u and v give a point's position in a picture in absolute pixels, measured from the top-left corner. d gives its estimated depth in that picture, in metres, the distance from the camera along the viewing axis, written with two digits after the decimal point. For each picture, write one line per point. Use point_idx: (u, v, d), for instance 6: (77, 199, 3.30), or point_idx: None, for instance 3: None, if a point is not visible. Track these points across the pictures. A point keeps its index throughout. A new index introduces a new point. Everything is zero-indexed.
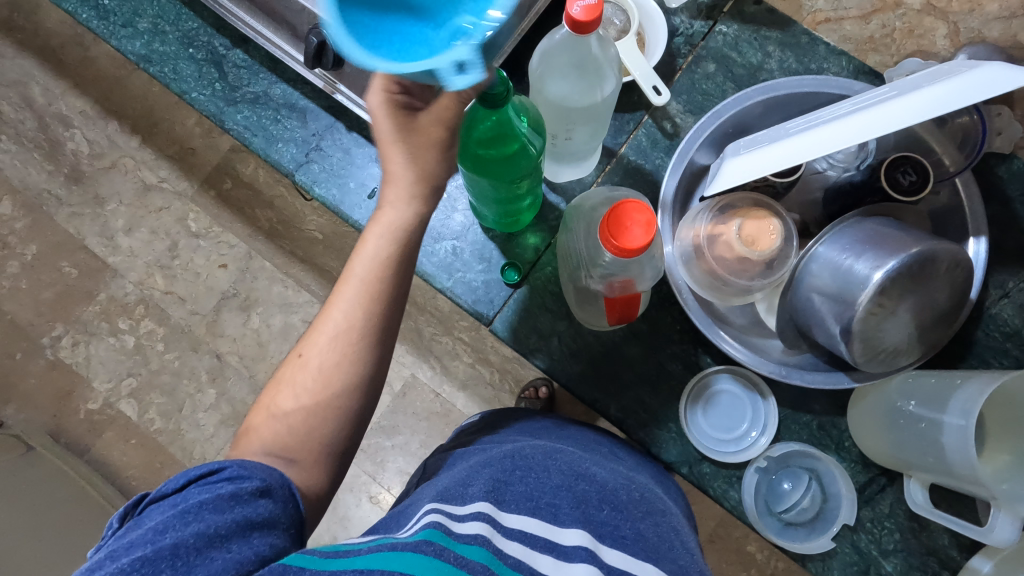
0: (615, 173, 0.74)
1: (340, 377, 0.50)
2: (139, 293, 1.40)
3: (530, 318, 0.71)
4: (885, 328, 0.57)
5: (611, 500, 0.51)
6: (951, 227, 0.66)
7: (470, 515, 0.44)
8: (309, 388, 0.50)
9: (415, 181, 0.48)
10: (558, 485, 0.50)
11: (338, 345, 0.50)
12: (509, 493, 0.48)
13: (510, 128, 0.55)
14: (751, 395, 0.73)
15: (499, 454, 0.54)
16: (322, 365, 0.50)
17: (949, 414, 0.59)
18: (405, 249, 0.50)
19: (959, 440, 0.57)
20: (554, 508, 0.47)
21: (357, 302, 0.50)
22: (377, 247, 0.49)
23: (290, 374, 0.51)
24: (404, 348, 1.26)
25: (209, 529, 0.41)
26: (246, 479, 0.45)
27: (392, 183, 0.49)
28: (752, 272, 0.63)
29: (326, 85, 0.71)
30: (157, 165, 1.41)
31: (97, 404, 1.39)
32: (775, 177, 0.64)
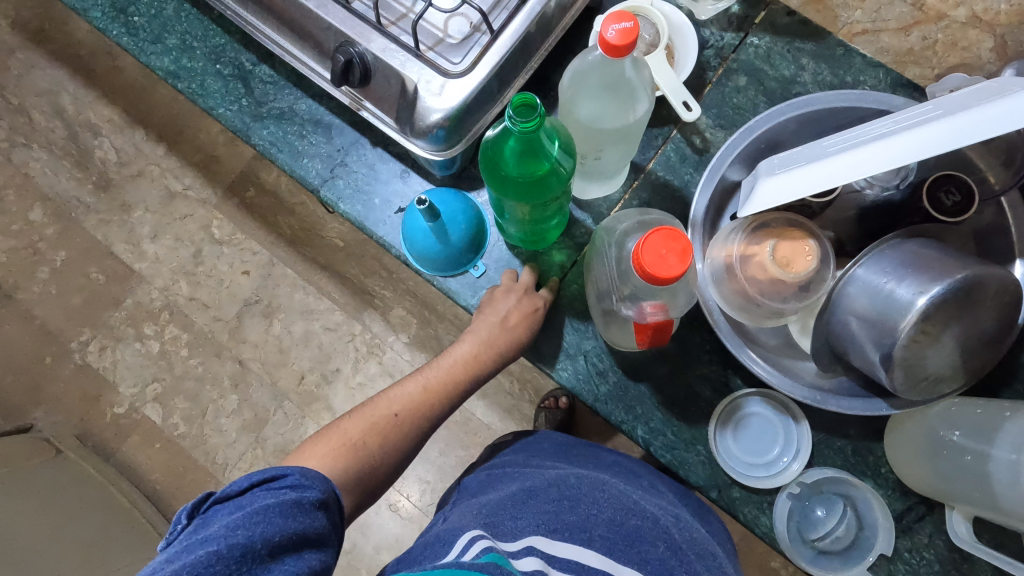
0: (643, 189, 0.72)
1: (394, 443, 0.62)
2: (164, 299, 1.43)
3: (555, 336, 0.70)
4: (928, 355, 0.55)
5: (665, 538, 0.52)
6: (995, 248, 0.63)
7: (524, 551, 0.46)
8: (391, 430, 0.63)
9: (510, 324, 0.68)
10: (609, 519, 0.52)
11: (406, 420, 0.64)
12: (560, 523, 0.50)
13: (539, 149, 0.54)
14: (783, 418, 0.71)
15: (545, 482, 0.56)
16: (388, 419, 0.63)
17: (998, 448, 0.58)
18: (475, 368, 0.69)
19: (1011, 475, 0.57)
20: (607, 541, 0.49)
21: (436, 393, 0.66)
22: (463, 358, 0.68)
23: (359, 418, 0.62)
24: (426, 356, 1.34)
25: (273, 537, 0.44)
26: (308, 489, 0.49)
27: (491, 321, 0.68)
28: (786, 293, 0.61)
29: (352, 103, 0.70)
30: (182, 173, 1.43)
31: (123, 408, 1.41)
32: (810, 198, 0.63)
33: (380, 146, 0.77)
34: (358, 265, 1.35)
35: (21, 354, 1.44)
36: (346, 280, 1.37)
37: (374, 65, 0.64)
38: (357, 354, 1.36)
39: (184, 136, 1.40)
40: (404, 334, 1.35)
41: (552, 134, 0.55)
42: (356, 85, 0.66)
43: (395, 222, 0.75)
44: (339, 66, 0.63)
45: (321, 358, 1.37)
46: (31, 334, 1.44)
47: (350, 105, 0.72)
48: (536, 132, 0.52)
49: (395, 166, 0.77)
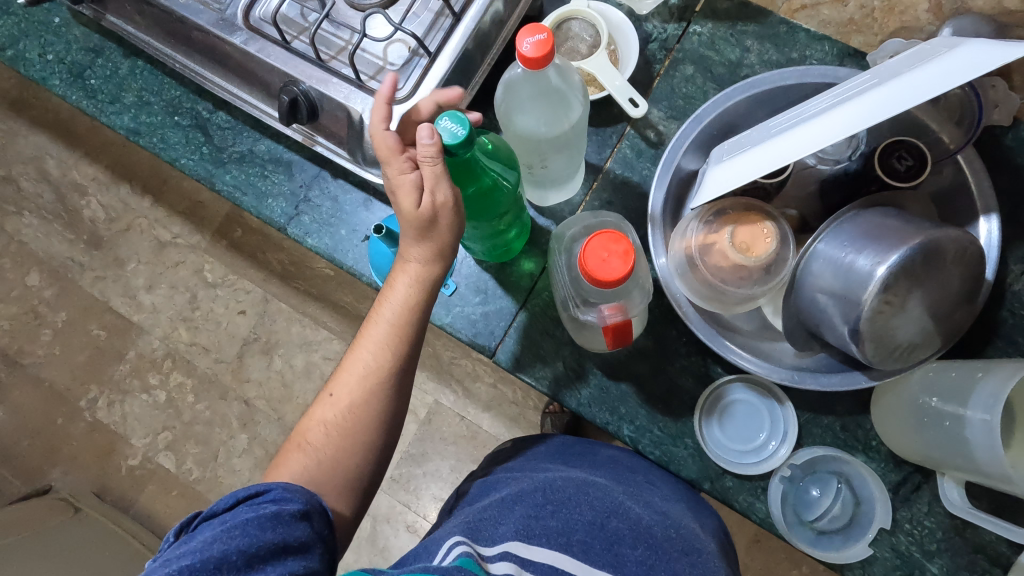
0: (603, 190, 0.73)
1: (366, 413, 0.56)
2: (165, 347, 1.45)
3: (532, 344, 0.71)
4: (896, 324, 0.54)
5: (646, 539, 0.53)
6: (959, 208, 0.63)
7: (498, 555, 0.48)
8: (336, 422, 0.56)
9: (438, 244, 0.54)
10: (591, 522, 0.53)
11: (365, 386, 0.56)
12: (540, 528, 0.51)
13: (476, 167, 0.53)
14: (767, 402, 0.69)
15: (532, 486, 0.57)
16: (346, 398, 0.56)
17: (972, 409, 0.56)
18: (428, 296, 0.57)
19: (986, 436, 0.54)
20: (585, 546, 0.50)
21: (387, 341, 0.56)
22: (404, 294, 0.56)
23: (318, 410, 0.57)
24: (426, 375, 1.40)
25: (249, 549, 0.45)
26: (290, 502, 0.49)
27: (416, 243, 0.54)
28: (750, 279, 0.60)
29: (304, 139, 0.72)
30: (170, 222, 1.46)
31: (137, 460, 1.43)
32: (763, 179, 0.62)
33: (341, 176, 0.77)
34: (351, 292, 1.37)
35: (32, 417, 1.46)
36: (339, 308, 1.39)
37: (318, 100, 0.65)
38: None
39: (168, 185, 1.44)
40: None
41: (487, 148, 0.54)
42: (305, 122, 0.67)
43: (363, 250, 0.76)
44: (285, 105, 0.64)
45: None
46: (40, 396, 1.46)
47: (303, 141, 0.73)
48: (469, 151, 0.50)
49: (358, 196, 0.77)
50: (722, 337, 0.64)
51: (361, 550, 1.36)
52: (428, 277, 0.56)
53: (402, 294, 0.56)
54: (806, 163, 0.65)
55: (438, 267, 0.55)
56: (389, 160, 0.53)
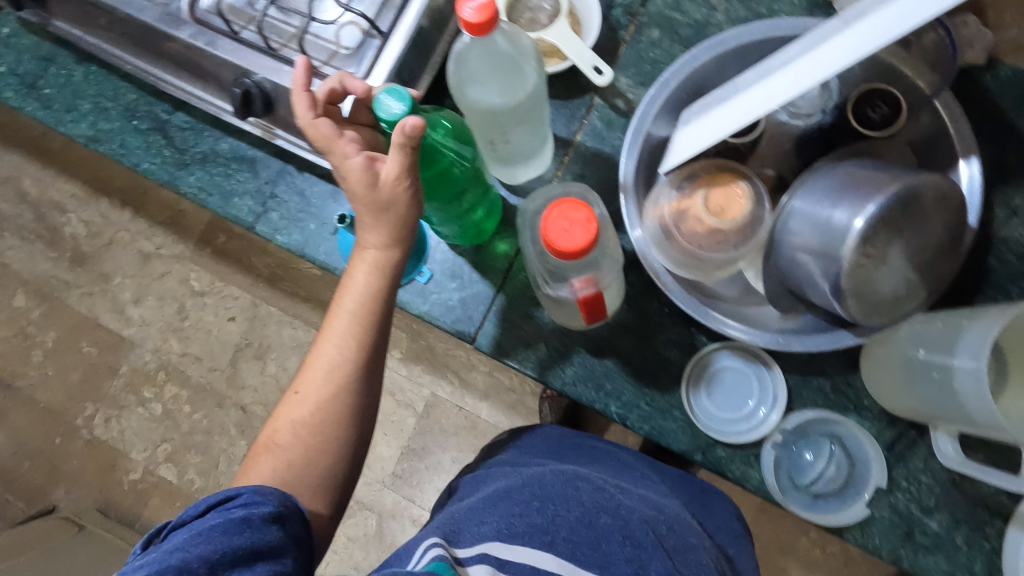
0: (574, 164, 0.71)
1: (336, 407, 0.54)
2: (157, 359, 1.44)
3: (513, 327, 0.70)
4: (878, 277, 0.52)
5: (636, 536, 0.51)
6: (939, 156, 0.61)
7: (475, 558, 0.49)
8: (305, 420, 0.54)
9: (396, 226, 0.52)
10: (578, 519, 0.51)
11: (332, 381, 0.55)
12: (524, 526, 0.50)
13: (429, 143, 0.52)
14: (755, 368, 0.67)
15: (518, 483, 0.56)
16: (313, 395, 0.54)
17: (959, 358, 0.54)
18: (389, 283, 0.55)
19: (974, 384, 0.53)
20: (571, 544, 0.49)
21: (351, 333, 0.55)
22: (365, 283, 0.54)
23: (286, 410, 0.55)
24: (422, 368, 1.40)
25: (214, 556, 0.44)
26: (260, 505, 0.48)
27: (373, 229, 0.52)
28: (728, 243, 0.58)
29: (263, 132, 0.71)
30: (152, 233, 1.44)
31: (138, 474, 1.42)
32: (733, 139, 0.61)
33: (307, 170, 0.75)
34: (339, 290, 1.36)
35: (30, 439, 1.45)
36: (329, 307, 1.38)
37: (273, 92, 0.63)
38: None
39: (148, 196, 1.42)
40: (396, 351, 1.40)
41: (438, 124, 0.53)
42: (262, 115, 0.65)
43: (335, 242, 0.74)
44: (238, 98, 0.62)
45: None
46: (37, 417, 1.45)
47: (263, 135, 0.73)
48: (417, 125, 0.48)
49: (326, 188, 0.75)
50: (705, 305, 0.63)
51: (369, 547, 1.37)
52: (389, 263, 0.54)
53: (362, 283, 0.54)
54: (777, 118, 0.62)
55: (397, 252, 0.53)
56: (335, 150, 0.51)
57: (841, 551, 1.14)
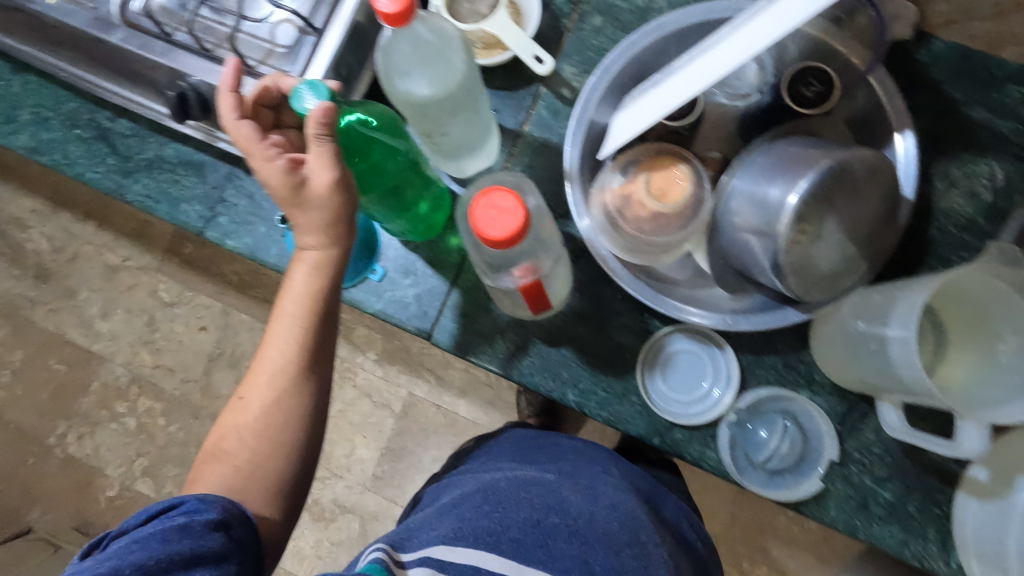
0: (524, 154, 0.71)
1: (283, 410, 0.54)
2: (129, 373, 1.41)
3: (468, 320, 0.69)
4: (815, 252, 0.53)
5: (582, 534, 0.53)
6: (876, 131, 0.62)
7: (418, 561, 0.51)
8: (250, 426, 0.54)
9: (330, 224, 0.51)
10: (526, 519, 0.54)
11: (277, 384, 0.54)
12: (471, 529, 0.53)
13: (354, 134, 0.52)
14: (708, 349, 0.67)
15: (474, 488, 0.59)
16: (258, 400, 0.54)
17: (892, 326, 0.53)
18: (329, 282, 0.54)
19: (906, 353, 0.52)
20: (516, 543, 0.52)
21: (293, 335, 0.54)
22: (304, 284, 0.54)
23: (232, 416, 0.55)
24: (398, 368, 1.40)
25: (149, 563, 0.44)
26: (203, 512, 0.48)
27: (307, 229, 0.52)
28: (671, 227, 0.59)
29: (206, 136, 0.70)
30: (118, 246, 1.41)
31: (115, 490, 1.40)
32: (671, 121, 0.63)
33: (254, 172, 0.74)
34: None
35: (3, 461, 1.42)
36: None
37: (211, 95, 0.62)
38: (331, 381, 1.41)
39: (112, 209, 1.40)
40: (371, 352, 1.40)
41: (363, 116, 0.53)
42: (201, 118, 0.64)
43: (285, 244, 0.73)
44: (173, 101, 0.61)
45: None
46: (8, 439, 1.42)
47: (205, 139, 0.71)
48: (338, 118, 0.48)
49: None
50: (652, 290, 0.63)
51: (354, 549, 1.36)
52: (328, 262, 0.53)
53: (302, 284, 0.54)
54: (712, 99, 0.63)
55: (334, 251, 0.53)
56: (252, 151, 0.50)
57: (818, 527, 1.16)
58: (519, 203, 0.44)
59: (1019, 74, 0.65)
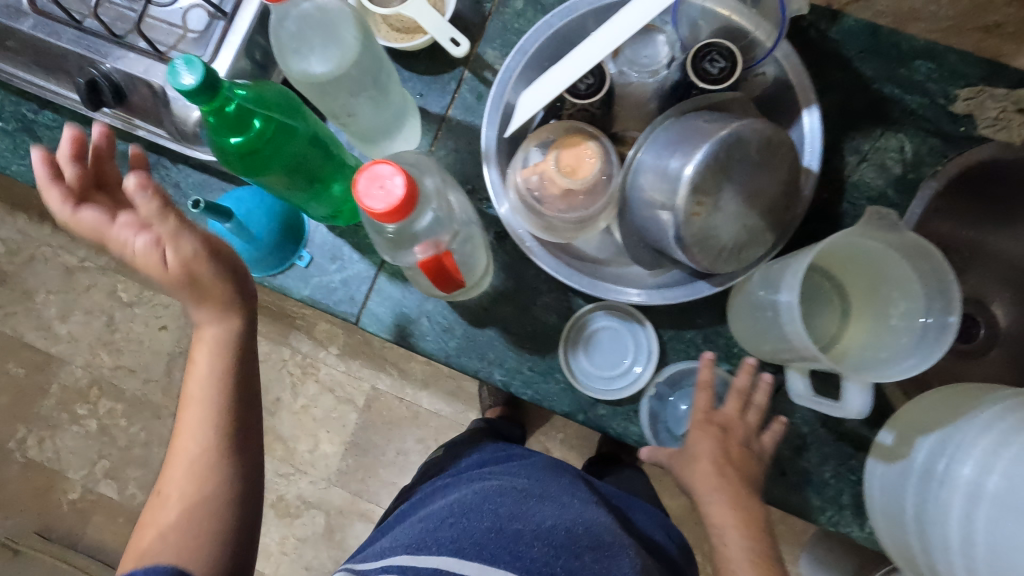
0: (448, 138, 0.71)
1: (204, 495, 0.54)
2: (89, 375, 1.39)
3: (393, 303, 0.70)
4: (715, 223, 0.54)
5: (546, 538, 0.57)
6: (784, 108, 0.64)
7: (381, 568, 0.55)
8: (174, 522, 0.54)
9: (220, 301, 0.54)
10: (489, 527, 0.57)
11: (195, 472, 0.55)
12: (435, 539, 0.57)
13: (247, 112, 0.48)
14: (629, 325, 0.69)
15: (444, 505, 0.63)
16: (177, 493, 0.54)
17: (782, 293, 0.54)
18: (232, 360, 0.56)
19: (790, 317, 0.52)
20: (479, 547, 0.55)
21: (203, 420, 0.55)
22: (205, 366, 0.55)
23: (154, 517, 0.55)
24: (360, 363, 1.38)
25: None
26: None
27: (203, 308, 0.54)
28: (581, 206, 0.60)
29: (123, 124, 0.69)
30: (75, 246, 1.39)
31: (77, 493, 1.38)
32: (576, 97, 0.59)
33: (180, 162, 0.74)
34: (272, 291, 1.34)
35: None
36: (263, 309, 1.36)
37: (123, 83, 0.63)
38: (293, 377, 1.39)
39: None
40: (333, 347, 1.38)
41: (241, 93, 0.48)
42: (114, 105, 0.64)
43: None
44: (82, 88, 0.60)
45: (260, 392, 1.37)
46: None
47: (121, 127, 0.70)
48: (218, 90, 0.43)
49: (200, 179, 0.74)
50: (568, 268, 0.64)
51: (320, 545, 1.36)
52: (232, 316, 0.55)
53: (205, 370, 0.55)
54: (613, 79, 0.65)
55: (230, 327, 0.55)
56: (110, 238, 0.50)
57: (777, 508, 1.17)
58: (394, 172, 0.43)
59: (927, 50, 0.66)
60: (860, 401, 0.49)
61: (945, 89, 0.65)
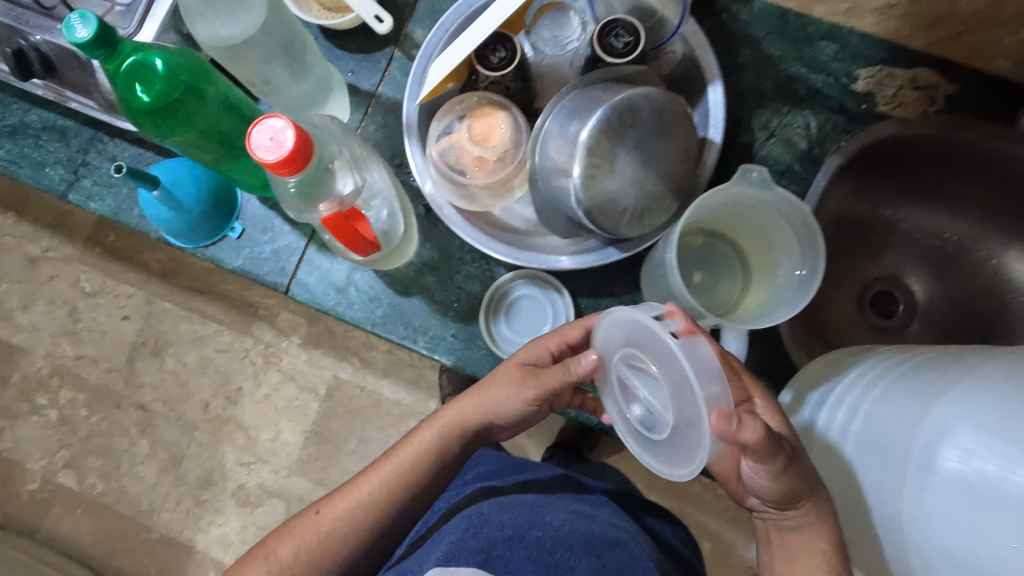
0: (378, 114, 0.72)
1: (345, 537, 0.56)
2: (51, 364, 1.34)
3: (320, 272, 0.71)
4: (611, 186, 0.57)
5: (566, 541, 0.57)
6: (693, 84, 0.66)
7: None
8: (307, 545, 0.56)
9: (486, 408, 0.60)
10: (512, 535, 0.58)
11: (346, 517, 0.57)
12: (460, 551, 0.56)
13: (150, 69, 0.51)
14: (548, 294, 0.71)
15: (459, 518, 0.63)
16: (326, 520, 0.57)
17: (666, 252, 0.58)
18: (444, 451, 0.59)
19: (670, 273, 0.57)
20: (505, 559, 0.55)
21: (389, 484, 0.58)
22: (423, 440, 0.60)
23: (296, 528, 0.58)
24: (322, 352, 1.31)
25: None
26: None
27: (470, 398, 0.60)
28: (491, 170, 0.63)
29: (56, 96, 0.71)
30: (38, 236, 1.32)
31: (36, 483, 1.34)
32: (490, 72, 0.61)
33: (117, 136, 0.75)
34: (235, 280, 1.30)
35: None
36: (226, 299, 1.31)
37: (52, 54, 0.65)
38: (255, 367, 1.31)
39: (30, 198, 1.31)
40: (295, 336, 1.31)
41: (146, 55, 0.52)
42: (43, 76, 0.66)
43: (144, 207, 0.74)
44: (11, 60, 0.63)
45: (221, 381, 1.31)
46: None
47: (56, 99, 0.72)
48: (113, 41, 0.48)
49: (137, 153, 0.75)
50: (485, 235, 0.66)
51: None
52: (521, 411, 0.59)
53: (416, 445, 0.60)
54: (529, 60, 0.66)
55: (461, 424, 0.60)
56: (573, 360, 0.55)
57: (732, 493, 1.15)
58: (280, 121, 0.46)
59: (832, 32, 0.69)
60: (738, 346, 0.56)
61: (849, 68, 0.69)
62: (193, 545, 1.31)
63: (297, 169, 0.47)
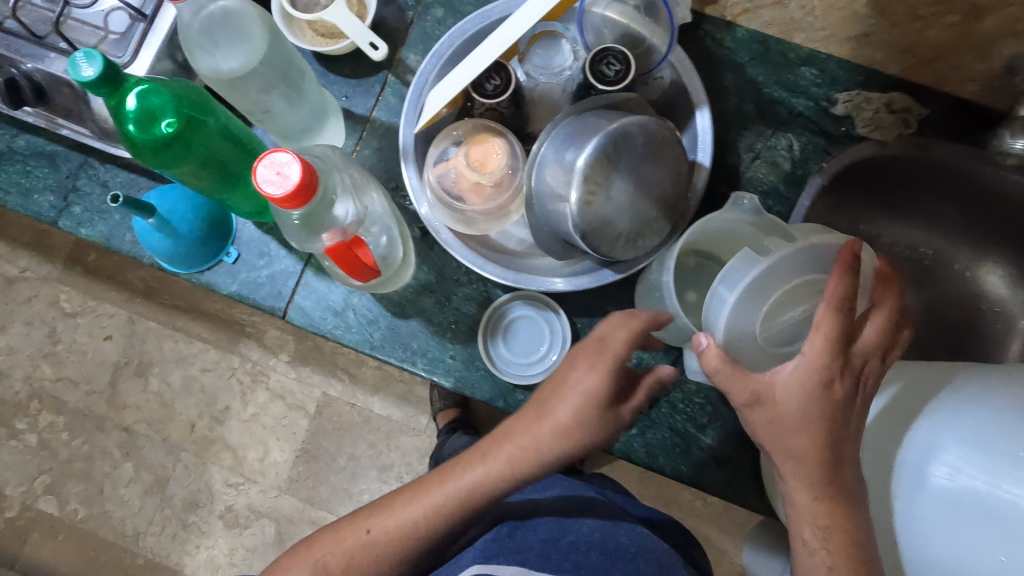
0: (373, 139, 0.73)
1: (394, 552, 0.58)
2: (29, 388, 1.31)
3: (316, 294, 0.71)
4: (607, 211, 0.58)
5: (599, 546, 0.63)
6: (680, 108, 0.68)
7: None
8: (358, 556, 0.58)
9: (556, 437, 0.56)
10: (546, 539, 0.63)
11: (400, 533, 0.58)
12: (501, 549, 0.62)
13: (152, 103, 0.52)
14: (543, 314, 0.73)
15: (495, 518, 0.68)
16: (379, 537, 0.58)
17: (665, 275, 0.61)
18: (501, 484, 0.58)
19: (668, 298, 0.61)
20: (543, 557, 0.61)
21: (445, 506, 0.58)
22: (484, 469, 0.58)
23: (349, 534, 0.60)
24: (310, 369, 1.30)
25: None
26: None
27: (536, 424, 0.57)
28: (489, 195, 0.64)
29: (47, 122, 0.73)
30: (15, 256, 1.29)
31: (14, 510, 1.30)
32: (488, 99, 0.62)
33: (108, 161, 0.74)
34: (220, 299, 1.28)
35: None
36: (212, 317, 1.30)
37: (44, 82, 0.65)
38: (242, 385, 1.30)
39: (6, 218, 1.28)
40: (283, 354, 1.30)
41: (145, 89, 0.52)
42: (34, 104, 0.66)
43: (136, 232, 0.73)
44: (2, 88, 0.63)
45: (207, 401, 1.30)
46: None
47: (48, 125, 0.73)
48: (117, 79, 0.49)
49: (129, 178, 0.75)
50: (482, 257, 0.66)
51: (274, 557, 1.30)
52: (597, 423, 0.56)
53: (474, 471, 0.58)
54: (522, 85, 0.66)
55: (522, 463, 0.57)
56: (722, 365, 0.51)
57: (719, 500, 1.17)
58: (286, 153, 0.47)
59: (811, 58, 0.72)
60: None
61: (828, 93, 0.72)
62: (180, 569, 1.29)
63: (299, 200, 0.48)
